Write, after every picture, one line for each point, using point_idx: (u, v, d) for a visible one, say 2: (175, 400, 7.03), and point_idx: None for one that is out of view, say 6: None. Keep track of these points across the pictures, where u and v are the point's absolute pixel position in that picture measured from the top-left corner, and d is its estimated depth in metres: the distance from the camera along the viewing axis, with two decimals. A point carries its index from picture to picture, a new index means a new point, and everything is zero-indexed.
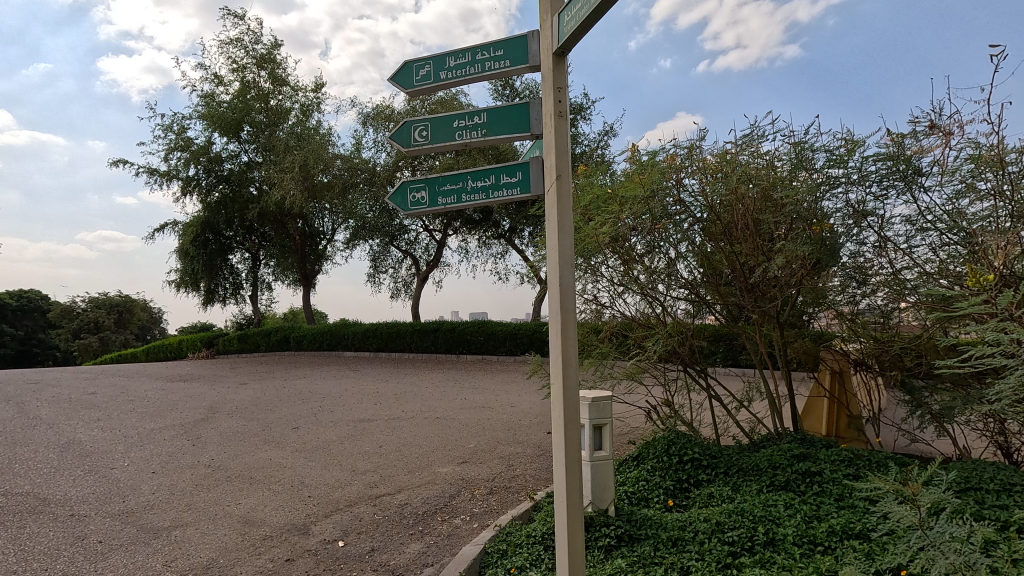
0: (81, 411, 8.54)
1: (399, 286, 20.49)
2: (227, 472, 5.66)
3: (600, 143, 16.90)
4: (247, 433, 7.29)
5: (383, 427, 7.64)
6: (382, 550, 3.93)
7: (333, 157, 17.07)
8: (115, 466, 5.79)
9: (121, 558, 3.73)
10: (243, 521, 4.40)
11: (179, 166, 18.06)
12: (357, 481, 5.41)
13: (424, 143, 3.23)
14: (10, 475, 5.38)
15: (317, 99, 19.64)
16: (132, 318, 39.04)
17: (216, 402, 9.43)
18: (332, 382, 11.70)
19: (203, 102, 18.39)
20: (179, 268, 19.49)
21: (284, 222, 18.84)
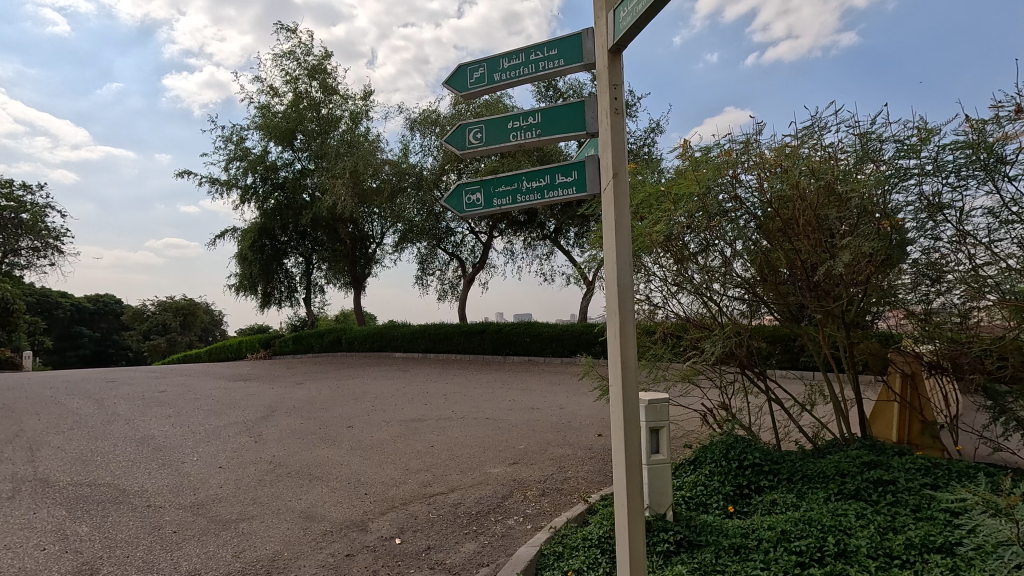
0: (153, 407, 9.07)
1: (446, 288, 20.77)
2: (287, 468, 5.88)
3: (646, 141, 16.61)
4: (304, 431, 7.55)
5: (433, 427, 7.75)
6: (438, 548, 3.98)
7: (381, 163, 17.46)
8: (185, 461, 6.11)
9: (194, 548, 3.93)
10: (304, 516, 4.55)
11: (238, 175, 18.94)
12: (411, 480, 5.50)
13: (479, 145, 3.27)
14: (94, 467, 5.78)
15: (366, 107, 20.17)
16: (195, 320, 41.25)
17: (275, 401, 9.81)
18: (382, 382, 11.96)
19: (259, 114, 19.19)
20: (239, 272, 20.44)
21: (335, 227, 19.45)
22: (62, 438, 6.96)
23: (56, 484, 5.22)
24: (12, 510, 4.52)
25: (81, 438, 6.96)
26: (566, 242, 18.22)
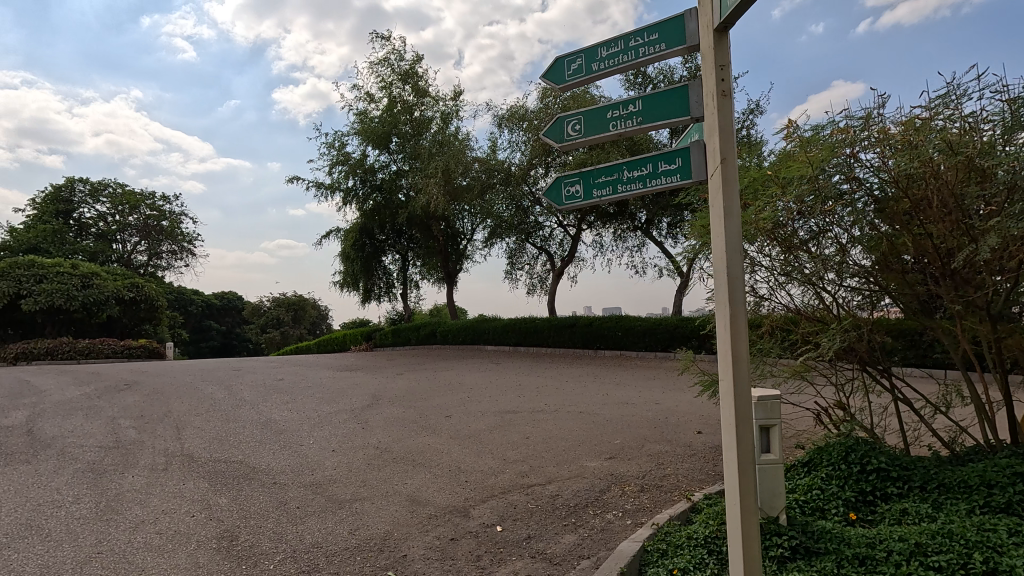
0: (274, 394, 9.97)
1: (535, 282, 20.93)
2: (393, 454, 6.22)
3: (745, 124, 15.66)
4: (406, 419, 7.95)
5: (527, 419, 7.86)
6: (538, 538, 4.04)
7: (471, 161, 17.86)
8: (303, 443, 6.66)
9: (316, 523, 4.28)
10: (410, 499, 4.80)
11: (340, 179, 20.22)
12: (509, 469, 5.62)
13: (578, 137, 3.27)
14: (229, 446, 6.45)
15: (455, 106, 20.72)
16: (305, 315, 44.77)
17: (378, 391, 10.41)
18: (476, 375, 12.30)
19: (357, 120, 20.33)
20: (343, 270, 21.87)
21: (429, 225, 20.21)
22: (201, 419, 7.83)
23: (198, 459, 5.89)
24: (166, 481, 5.16)
25: (216, 420, 7.79)
26: (658, 233, 17.68)
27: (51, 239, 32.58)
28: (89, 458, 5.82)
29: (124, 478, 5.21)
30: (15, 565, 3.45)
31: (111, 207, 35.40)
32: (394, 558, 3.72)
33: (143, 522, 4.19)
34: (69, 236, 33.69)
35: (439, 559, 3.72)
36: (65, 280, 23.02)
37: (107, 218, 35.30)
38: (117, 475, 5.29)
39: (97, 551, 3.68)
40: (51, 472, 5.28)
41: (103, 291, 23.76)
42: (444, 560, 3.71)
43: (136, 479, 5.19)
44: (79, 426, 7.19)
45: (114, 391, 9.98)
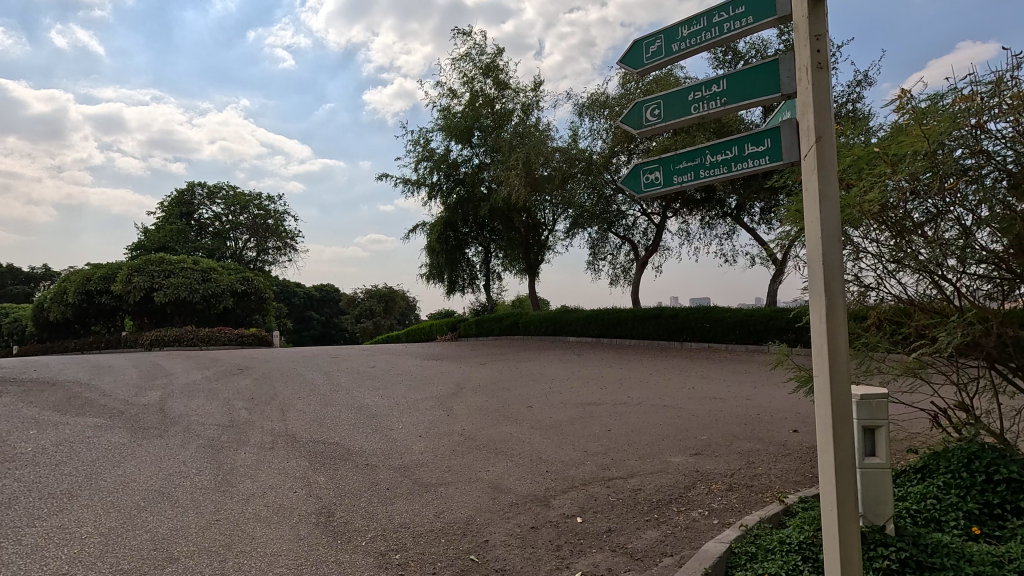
0: (366, 381, 10.55)
1: (618, 272, 20.54)
2: (476, 441, 6.38)
3: (850, 97, 14.35)
4: (489, 408, 8.12)
5: (609, 411, 7.76)
6: (619, 532, 3.99)
7: (552, 151, 17.77)
8: (393, 428, 7.00)
9: (404, 504, 4.49)
10: (492, 486, 4.91)
11: (425, 174, 20.89)
12: (590, 461, 5.59)
13: (657, 122, 3.15)
14: (326, 428, 6.92)
15: (536, 97, 20.69)
16: (395, 306, 47.03)
17: (462, 380, 10.71)
18: (557, 366, 12.31)
19: (441, 116, 20.85)
20: (429, 262, 22.65)
21: (510, 217, 20.41)
22: (303, 403, 8.45)
23: (300, 440, 6.38)
24: (272, 458, 5.63)
25: (316, 404, 8.38)
26: (749, 218, 16.73)
27: (177, 238, 36.42)
28: (209, 435, 6.47)
29: (237, 454, 5.74)
30: (150, 525, 3.92)
31: (225, 208, 38.95)
32: (476, 542, 3.83)
33: (253, 495, 4.60)
34: (192, 235, 37.50)
35: (520, 546, 3.77)
36: (189, 275, 25.69)
37: (222, 218, 38.90)
38: (232, 451, 5.84)
39: (216, 519, 4.09)
40: (178, 447, 5.93)
41: (219, 284, 26.26)
42: (524, 548, 3.76)
43: (248, 456, 5.71)
44: (201, 406, 8.01)
45: (229, 375, 11.02)
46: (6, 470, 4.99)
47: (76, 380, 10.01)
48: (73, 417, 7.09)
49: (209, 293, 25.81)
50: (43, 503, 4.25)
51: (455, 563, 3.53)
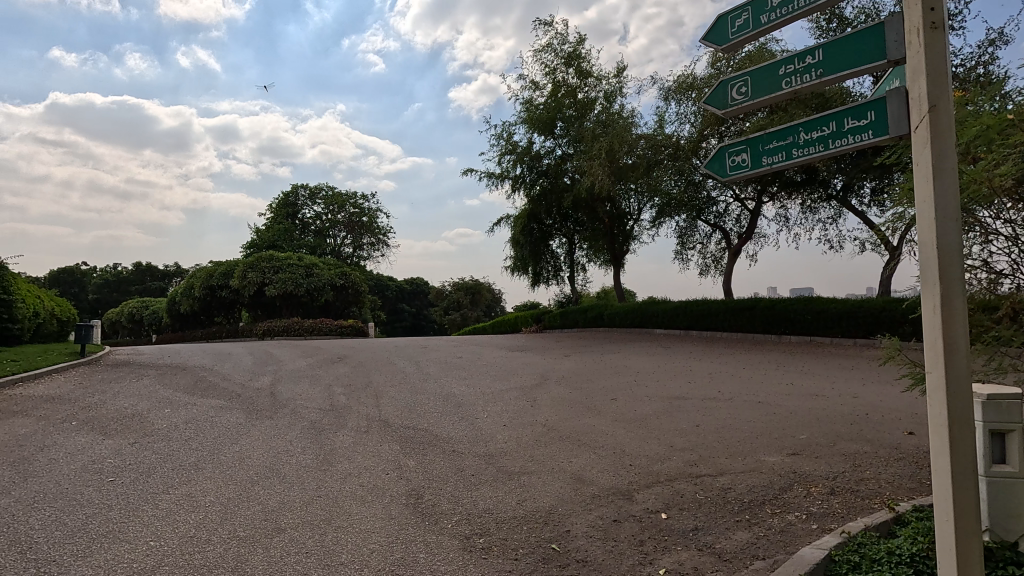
0: (454, 370, 10.91)
1: (708, 262, 19.65)
2: (559, 432, 6.41)
3: (981, 59, 12.68)
4: (573, 400, 8.12)
5: (698, 406, 7.47)
6: (706, 531, 3.85)
7: (636, 138, 17.26)
8: (478, 417, 7.20)
9: (488, 491, 4.61)
10: (575, 478, 4.91)
11: (509, 168, 21.11)
12: (676, 457, 5.43)
13: (744, 100, 2.99)
14: (416, 415, 7.25)
15: (619, 83, 20.20)
16: (481, 298, 48.21)
17: (546, 371, 10.77)
18: (644, 358, 12.04)
19: (523, 108, 20.93)
20: (513, 255, 22.93)
21: (594, 207, 20.13)
22: (395, 390, 8.91)
23: (392, 425, 6.73)
24: (367, 441, 6.00)
25: (407, 391, 8.80)
26: (858, 200, 15.34)
27: (284, 236, 39.55)
28: (312, 418, 7.01)
29: (336, 437, 6.17)
30: (262, 498, 4.33)
31: (325, 207, 41.70)
32: (558, 532, 3.85)
33: (349, 475, 4.93)
34: (296, 233, 40.56)
35: (602, 539, 3.75)
36: (294, 270, 27.84)
37: (322, 217, 41.70)
38: (332, 434, 6.29)
39: (317, 495, 4.43)
40: (286, 428, 6.47)
41: (321, 279, 28.24)
42: (606, 540, 3.73)
43: (345, 438, 6.12)
44: (305, 391, 8.68)
45: (330, 363, 11.85)
46: (147, 443, 5.71)
47: (202, 366, 11.21)
48: (199, 398, 7.96)
49: (312, 287, 27.83)
50: (176, 473, 4.82)
51: (536, 550, 3.57)
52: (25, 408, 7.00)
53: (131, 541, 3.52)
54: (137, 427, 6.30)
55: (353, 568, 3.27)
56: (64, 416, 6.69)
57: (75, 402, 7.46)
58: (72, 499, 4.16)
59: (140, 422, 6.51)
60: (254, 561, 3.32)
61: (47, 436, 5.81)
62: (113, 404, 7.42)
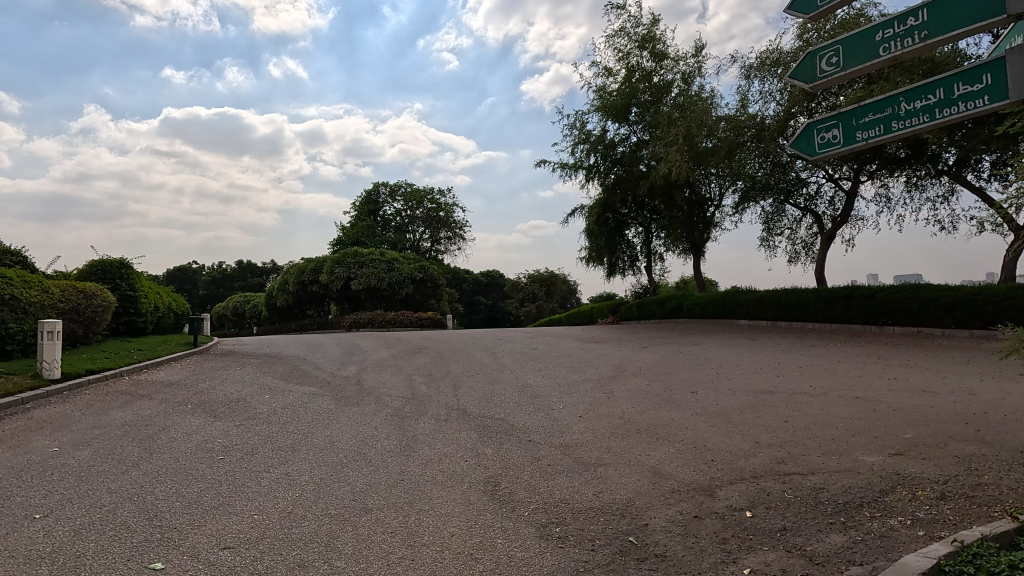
0: (530, 361, 11.00)
1: (798, 248, 18.45)
2: (636, 424, 6.31)
3: None
4: (651, 392, 7.95)
5: (787, 401, 7.07)
6: (795, 532, 3.65)
7: (717, 120, 16.42)
8: (554, 407, 7.23)
9: (564, 481, 4.62)
10: (653, 471, 4.81)
11: (583, 157, 20.84)
12: (762, 453, 5.18)
13: (837, 70, 3.68)
14: (493, 404, 7.39)
15: (698, 63, 19.32)
16: (556, 289, 48.10)
17: (623, 362, 10.60)
18: (727, 350, 11.54)
19: (596, 96, 20.53)
20: (588, 245, 22.72)
21: (672, 194, 19.46)
22: (473, 380, 9.12)
23: (470, 413, 6.91)
24: (446, 429, 6.20)
25: (484, 381, 8.99)
26: (975, 176, 13.78)
27: (367, 233, 41.42)
28: (395, 405, 7.35)
29: (417, 424, 6.43)
30: (351, 479, 4.60)
31: (404, 204, 43.21)
32: (635, 525, 3.80)
33: (430, 461, 5.11)
34: (378, 230, 42.36)
35: (682, 535, 3.65)
36: (376, 265, 29.14)
37: (401, 213, 43.24)
38: (414, 421, 6.56)
39: (401, 478, 4.65)
40: (371, 414, 6.82)
41: (400, 273, 29.39)
42: (686, 536, 3.63)
43: (426, 425, 6.35)
44: (389, 380, 9.10)
45: (411, 353, 12.32)
46: (250, 425, 6.23)
47: (297, 355, 12.04)
48: (295, 386, 8.57)
49: (393, 281, 29.03)
50: (275, 454, 5.22)
51: (613, 542, 3.54)
52: (149, 392, 7.85)
53: (237, 513, 3.87)
54: (241, 411, 6.89)
55: (434, 550, 3.41)
56: (181, 400, 7.45)
57: (189, 387, 8.27)
58: (189, 474, 4.63)
59: (244, 406, 7.12)
60: (343, 538, 3.53)
61: (167, 417, 6.49)
62: (221, 389, 8.15)
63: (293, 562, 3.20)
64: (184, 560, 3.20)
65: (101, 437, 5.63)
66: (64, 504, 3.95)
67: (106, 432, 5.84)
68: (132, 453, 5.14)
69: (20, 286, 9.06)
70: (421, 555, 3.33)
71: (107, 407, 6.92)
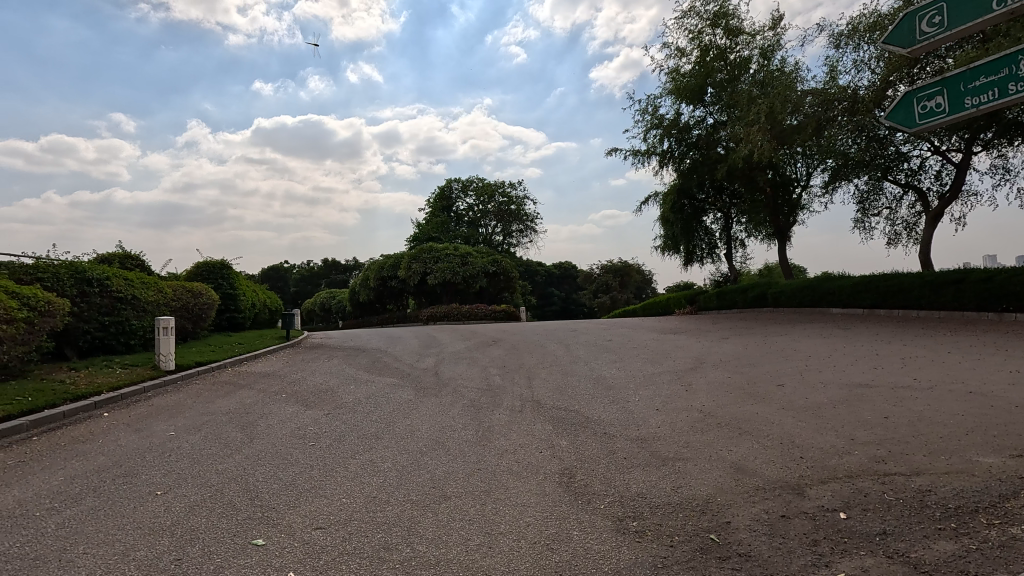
0: (604, 353, 10.87)
1: (898, 229, 16.92)
2: (717, 418, 6.08)
3: None
4: (733, 385, 7.60)
5: (886, 396, 6.52)
6: (897, 537, 3.38)
7: (802, 95, 15.32)
8: (630, 400, 7.11)
9: (640, 475, 4.54)
10: (735, 467, 4.61)
11: (656, 143, 20.19)
12: (858, 451, 4.83)
13: (938, 31, 3.37)
14: (567, 396, 7.39)
15: (778, 36, 18.12)
16: (630, 279, 47.28)
17: (702, 354, 10.21)
18: (817, 341, 10.80)
19: (668, 79, 19.79)
20: (663, 234, 22.08)
21: (753, 176, 18.43)
22: (547, 372, 9.16)
23: (544, 405, 6.95)
24: (521, 420, 6.28)
25: (558, 373, 9.00)
26: None
27: (441, 229, 42.52)
28: (471, 396, 7.52)
29: (493, 415, 6.54)
30: (430, 467, 4.78)
31: (476, 198, 43.93)
32: (717, 523, 3.66)
33: (506, 452, 5.20)
34: (452, 225, 43.39)
35: (767, 535, 3.48)
36: (452, 260, 29.78)
37: (474, 208, 43.99)
38: (489, 412, 6.68)
39: (478, 468, 4.76)
40: (448, 405, 7.02)
41: (475, 267, 29.87)
42: (773, 537, 3.46)
43: (501, 416, 6.46)
44: (465, 372, 9.33)
45: (486, 345, 12.55)
46: (337, 414, 6.61)
47: (378, 348, 12.61)
48: (377, 376, 9.00)
49: (468, 274, 29.56)
50: (361, 441, 5.51)
51: (693, 539, 3.44)
52: (249, 382, 8.54)
53: (328, 496, 4.12)
54: (329, 401, 7.33)
55: (511, 539, 3.47)
56: (276, 389, 8.03)
57: (284, 378, 8.90)
58: (285, 459, 4.99)
59: (332, 396, 7.56)
60: (425, 523, 3.68)
61: (265, 405, 7.03)
62: (310, 380, 8.70)
63: (378, 544, 3.37)
64: (282, 538, 3.45)
65: (210, 423, 6.19)
66: (180, 482, 4.39)
67: (213, 418, 6.41)
68: (235, 438, 5.61)
69: (139, 286, 10.11)
70: (498, 543, 3.40)
71: (213, 396, 7.59)
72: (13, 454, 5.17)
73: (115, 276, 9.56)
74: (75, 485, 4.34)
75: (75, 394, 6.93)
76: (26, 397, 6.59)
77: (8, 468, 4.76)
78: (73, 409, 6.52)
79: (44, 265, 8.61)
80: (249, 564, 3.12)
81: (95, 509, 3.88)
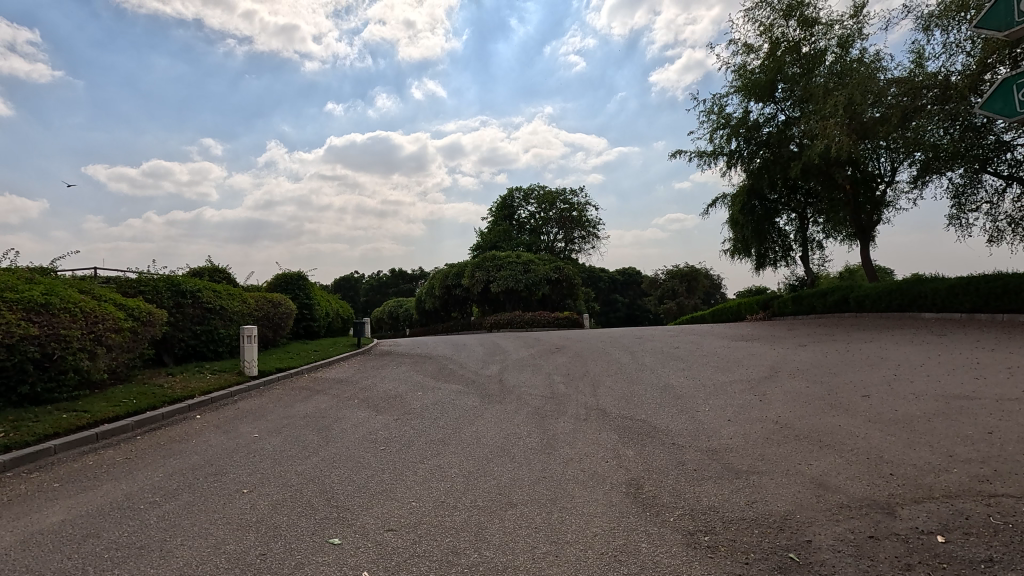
0: (671, 361, 10.58)
1: (1002, 225, 15.42)
2: (794, 430, 5.76)
3: None
4: (812, 395, 7.18)
5: (990, 408, 5.95)
6: (1006, 565, 3.07)
7: (886, 85, 14.33)
8: (699, 410, 6.86)
9: (711, 488, 4.38)
10: (817, 483, 4.35)
11: (723, 143, 19.50)
12: (958, 469, 4.42)
13: None
14: (633, 405, 7.25)
15: (859, 24, 17.08)
16: (698, 285, 45.62)
17: (778, 362, 9.73)
18: (908, 348, 9.99)
19: (736, 76, 19.08)
20: (732, 236, 21.25)
21: (831, 173, 17.39)
22: (612, 380, 9.03)
23: (609, 413, 6.87)
24: (586, 429, 6.22)
25: (623, 382, 8.83)
26: None
27: (504, 237, 42.88)
28: (536, 404, 7.54)
29: (558, 423, 6.53)
30: (496, 473, 4.84)
31: (538, 207, 44.28)
32: (796, 541, 3.47)
33: (570, 460, 5.17)
34: (514, 233, 43.83)
35: (854, 556, 3.25)
36: (514, 267, 30.01)
37: (536, 216, 44.35)
38: (554, 420, 6.67)
39: (544, 475, 4.77)
40: (512, 412, 7.07)
41: (538, 274, 30.00)
42: (860, 558, 3.23)
43: (566, 425, 6.44)
44: (529, 379, 9.38)
45: (550, 353, 12.56)
46: (406, 420, 6.80)
47: (445, 355, 12.90)
48: (444, 383, 9.22)
49: (531, 282, 29.70)
50: (428, 447, 5.65)
51: (770, 558, 3.27)
52: (324, 388, 8.99)
53: (398, 500, 4.26)
54: (398, 407, 7.57)
55: (578, 549, 3.44)
56: (349, 395, 8.37)
57: (356, 384, 9.29)
58: (358, 462, 5.20)
59: (401, 403, 7.80)
60: (492, 530, 3.72)
61: (339, 410, 7.38)
62: (381, 386, 9.05)
63: (447, 548, 3.44)
64: (356, 538, 3.60)
65: (289, 427, 6.55)
66: (263, 481, 4.68)
67: (292, 422, 6.79)
68: (312, 441, 5.92)
69: (226, 299, 10.91)
70: (566, 553, 3.39)
71: (293, 401, 8.04)
72: (121, 451, 5.69)
73: (205, 289, 10.39)
74: (173, 481, 4.71)
75: (172, 397, 7.54)
76: (131, 399, 7.24)
77: (117, 464, 5.25)
78: (171, 411, 7.09)
79: (146, 279, 9.44)
80: (327, 562, 3.27)
81: (190, 504, 4.20)
